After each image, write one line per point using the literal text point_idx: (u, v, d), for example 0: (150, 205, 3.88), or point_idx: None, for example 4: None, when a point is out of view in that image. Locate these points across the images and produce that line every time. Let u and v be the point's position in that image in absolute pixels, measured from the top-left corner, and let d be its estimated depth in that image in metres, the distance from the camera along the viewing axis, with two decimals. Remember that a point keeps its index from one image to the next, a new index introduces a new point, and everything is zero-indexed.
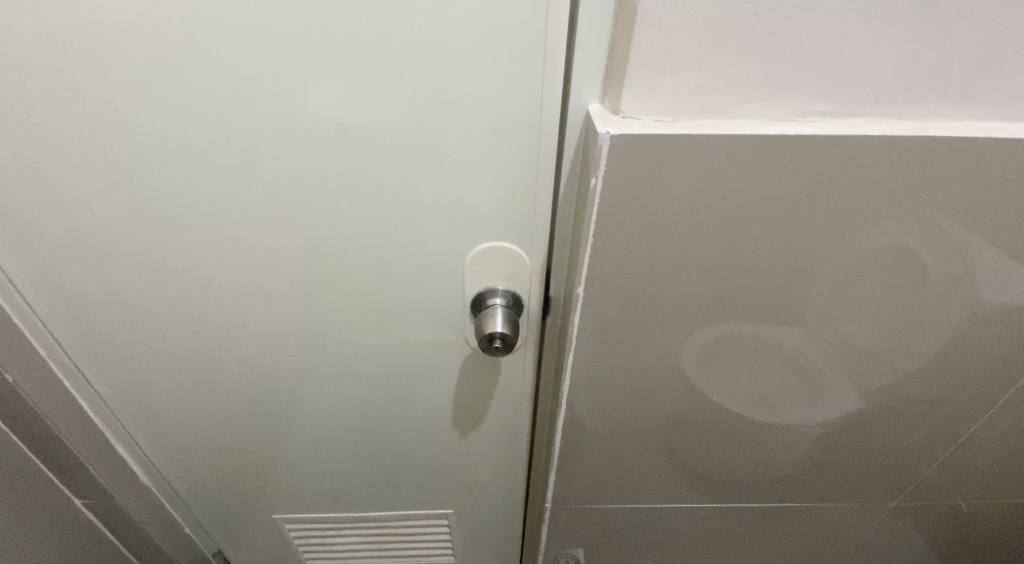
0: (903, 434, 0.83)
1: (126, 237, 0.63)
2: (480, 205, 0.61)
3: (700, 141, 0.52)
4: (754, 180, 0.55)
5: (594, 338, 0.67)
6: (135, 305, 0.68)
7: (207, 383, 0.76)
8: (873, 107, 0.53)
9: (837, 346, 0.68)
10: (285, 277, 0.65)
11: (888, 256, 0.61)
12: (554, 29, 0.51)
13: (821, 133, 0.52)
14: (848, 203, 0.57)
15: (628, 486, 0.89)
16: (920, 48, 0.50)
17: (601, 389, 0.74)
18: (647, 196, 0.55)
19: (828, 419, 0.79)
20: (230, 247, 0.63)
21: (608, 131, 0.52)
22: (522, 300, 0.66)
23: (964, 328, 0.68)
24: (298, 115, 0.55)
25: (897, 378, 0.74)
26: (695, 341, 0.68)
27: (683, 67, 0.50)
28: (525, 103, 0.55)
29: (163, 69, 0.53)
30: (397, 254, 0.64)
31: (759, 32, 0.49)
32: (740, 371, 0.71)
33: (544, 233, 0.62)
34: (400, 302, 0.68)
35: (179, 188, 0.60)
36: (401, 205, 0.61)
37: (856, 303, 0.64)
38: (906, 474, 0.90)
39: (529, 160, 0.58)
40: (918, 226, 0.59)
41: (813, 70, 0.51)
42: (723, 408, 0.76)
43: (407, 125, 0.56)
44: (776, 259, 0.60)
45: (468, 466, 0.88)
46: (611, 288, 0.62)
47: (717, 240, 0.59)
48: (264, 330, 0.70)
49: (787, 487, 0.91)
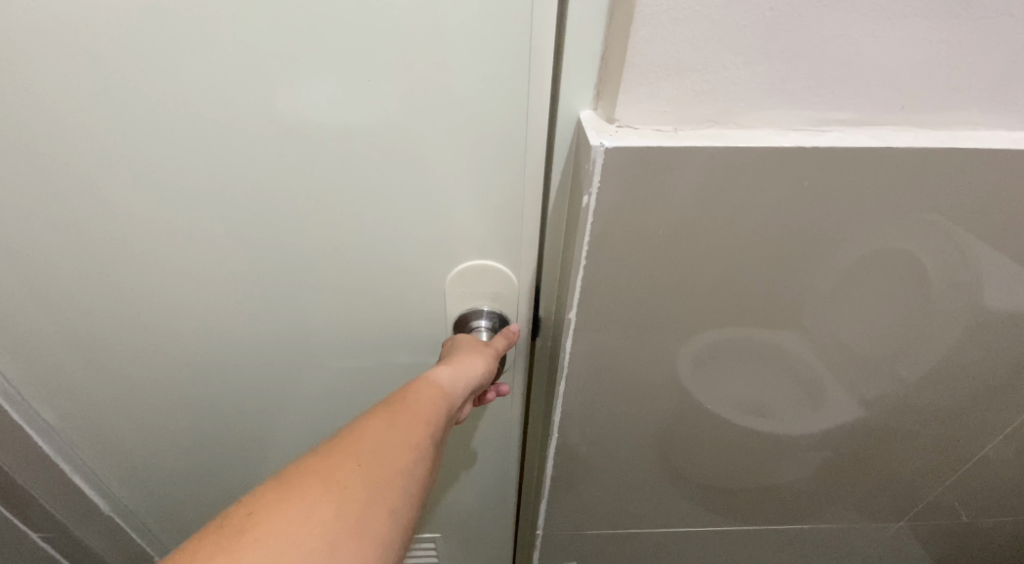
0: (912, 451, 0.78)
1: (72, 259, 0.58)
2: (462, 220, 0.56)
3: (704, 153, 0.47)
4: (755, 188, 0.50)
5: (588, 359, 0.62)
6: (85, 330, 0.63)
7: (166, 408, 0.71)
8: (894, 115, 0.48)
9: (834, 352, 0.63)
10: (249, 296, 0.60)
11: (890, 261, 0.56)
12: (541, 28, 0.46)
13: (836, 144, 0.48)
14: (853, 207, 0.51)
15: (623, 507, 0.84)
16: (950, 50, 0.45)
17: (594, 412, 0.69)
18: (645, 211, 0.51)
19: (832, 437, 0.75)
20: (186, 266, 0.58)
21: (602, 142, 0.47)
22: (509, 320, 0.62)
23: (973, 338, 0.64)
24: (258, 121, 0.50)
25: (899, 389, 0.68)
26: (686, 347, 0.62)
27: (687, 71, 0.45)
28: (510, 109, 0.50)
29: (105, 72, 0.48)
30: (371, 273, 0.59)
31: (774, 32, 0.44)
32: (734, 377, 0.66)
33: (532, 250, 0.58)
34: (376, 322, 0.63)
35: (127, 206, 0.54)
36: (376, 219, 0.56)
37: (855, 307, 0.59)
38: (914, 493, 0.86)
39: (515, 171, 0.53)
40: (926, 234, 0.54)
41: (832, 74, 0.46)
42: (717, 420, 0.71)
43: (382, 131, 0.51)
44: (774, 265, 0.55)
45: (455, 492, 0.83)
46: (604, 308, 0.58)
47: (710, 247, 0.53)
48: (229, 351, 0.65)
49: (789, 505, 0.86)
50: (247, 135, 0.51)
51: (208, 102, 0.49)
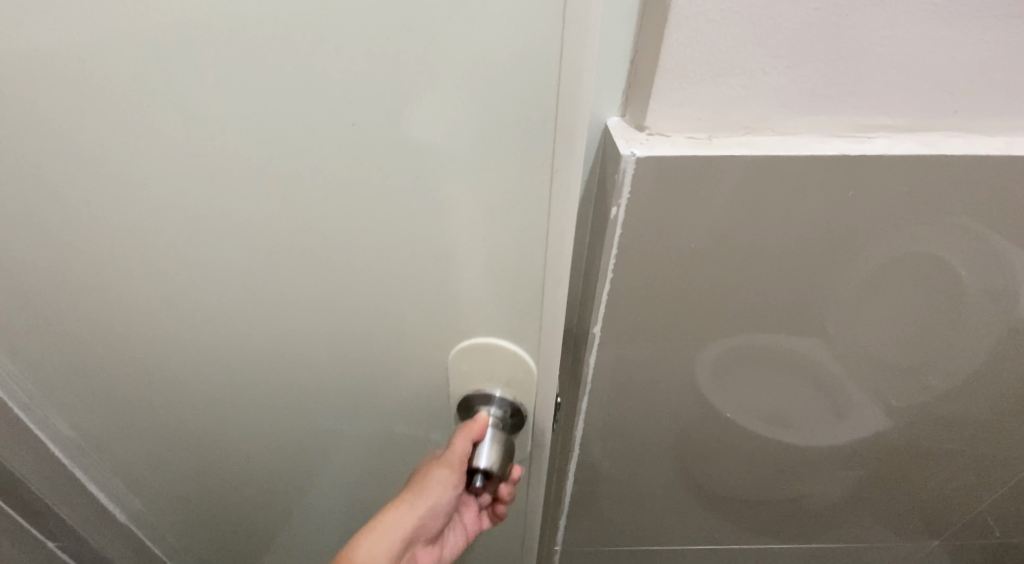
0: (948, 469, 0.75)
1: (61, 297, 0.54)
2: (471, 283, 0.47)
3: (739, 161, 0.45)
4: (786, 197, 0.47)
5: (613, 373, 0.60)
6: (83, 364, 0.60)
7: (170, 439, 0.68)
8: (946, 120, 0.45)
9: (856, 359, 0.59)
10: (241, 345, 0.55)
11: (917, 266, 0.52)
12: (570, 65, 0.37)
13: (882, 152, 0.45)
14: (880, 212, 0.48)
15: (647, 524, 0.82)
16: (1010, 52, 0.42)
17: (618, 427, 0.67)
18: (675, 222, 0.48)
19: (864, 453, 0.71)
20: (173, 312, 0.53)
21: (633, 151, 0.44)
22: (524, 409, 0.54)
23: (1007, 348, 0.60)
24: (232, 164, 0.43)
25: (929, 398, 0.64)
26: (707, 354, 0.59)
27: (725, 76, 0.43)
28: (534, 164, 0.41)
29: (73, 113, 0.42)
30: (368, 331, 0.52)
31: (819, 33, 0.41)
32: (755, 386, 0.62)
33: (551, 330, 0.49)
34: (378, 380, 0.56)
35: (107, 250, 0.49)
36: (371, 273, 0.48)
37: (881, 312, 0.55)
38: (951, 512, 0.82)
39: (535, 234, 0.44)
40: (960, 239, 0.51)
41: (879, 77, 0.43)
42: (740, 432, 0.68)
43: (376, 178, 0.42)
44: (798, 274, 0.52)
45: (473, 551, 0.76)
46: (630, 322, 0.55)
47: (736, 255, 0.51)
48: (225, 396, 0.61)
49: (820, 524, 0.83)
50: (231, 184, 0.44)
51: (180, 145, 0.42)
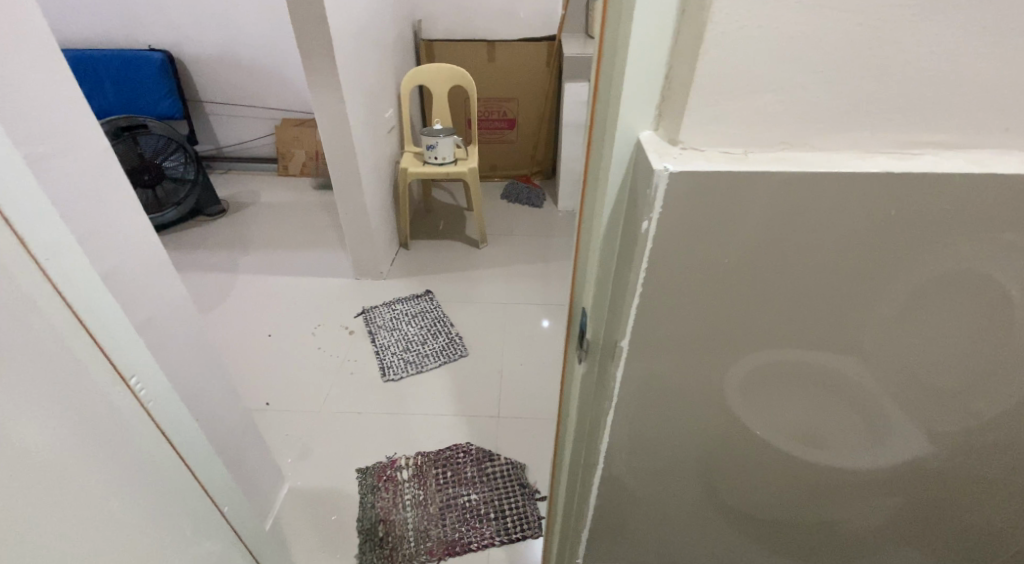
0: (994, 497, 0.71)
1: None
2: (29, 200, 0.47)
3: (773, 177, 0.44)
4: (824, 209, 0.46)
5: (638, 388, 0.59)
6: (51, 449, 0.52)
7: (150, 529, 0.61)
8: (996, 137, 0.45)
9: (900, 379, 0.57)
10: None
11: (966, 284, 0.50)
12: None
13: (927, 169, 0.44)
14: (924, 228, 0.47)
15: (670, 540, 0.80)
16: None
17: (644, 442, 0.65)
18: (709, 237, 0.47)
19: (904, 478, 0.69)
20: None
21: (665, 166, 0.44)
22: None
23: None
24: None
25: (976, 423, 0.62)
26: (740, 368, 0.57)
27: (762, 91, 0.43)
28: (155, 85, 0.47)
29: None
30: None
31: (857, 47, 0.42)
32: (790, 404, 0.60)
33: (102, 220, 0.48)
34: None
35: None
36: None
37: (925, 332, 0.53)
38: (998, 545, 0.78)
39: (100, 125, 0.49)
40: (1010, 255, 0.49)
41: (919, 94, 0.43)
42: (771, 449, 0.66)
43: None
44: (837, 289, 0.50)
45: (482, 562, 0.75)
46: (658, 336, 0.54)
47: (770, 269, 0.49)
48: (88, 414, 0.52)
49: (855, 551, 0.80)
50: None
51: None
